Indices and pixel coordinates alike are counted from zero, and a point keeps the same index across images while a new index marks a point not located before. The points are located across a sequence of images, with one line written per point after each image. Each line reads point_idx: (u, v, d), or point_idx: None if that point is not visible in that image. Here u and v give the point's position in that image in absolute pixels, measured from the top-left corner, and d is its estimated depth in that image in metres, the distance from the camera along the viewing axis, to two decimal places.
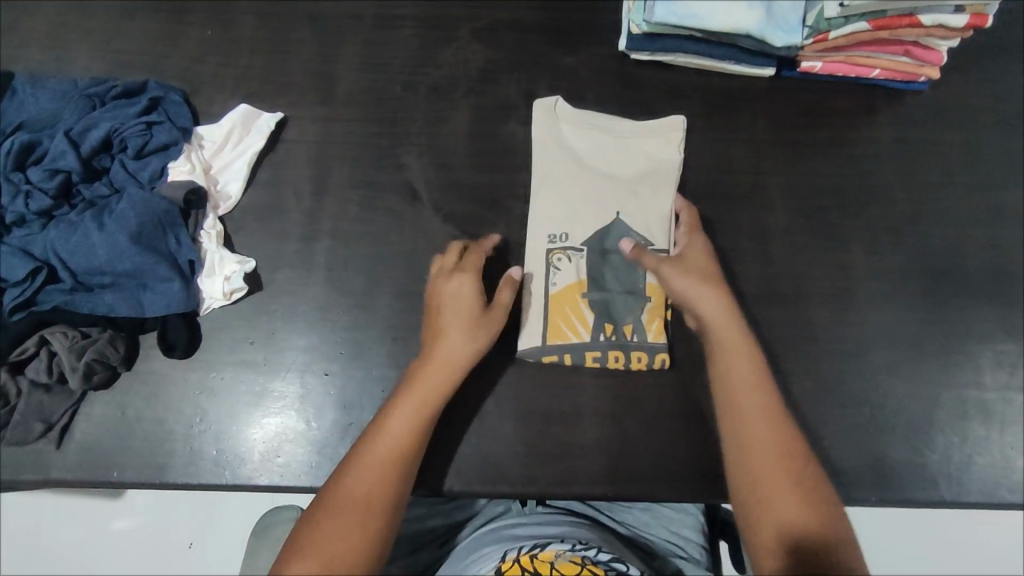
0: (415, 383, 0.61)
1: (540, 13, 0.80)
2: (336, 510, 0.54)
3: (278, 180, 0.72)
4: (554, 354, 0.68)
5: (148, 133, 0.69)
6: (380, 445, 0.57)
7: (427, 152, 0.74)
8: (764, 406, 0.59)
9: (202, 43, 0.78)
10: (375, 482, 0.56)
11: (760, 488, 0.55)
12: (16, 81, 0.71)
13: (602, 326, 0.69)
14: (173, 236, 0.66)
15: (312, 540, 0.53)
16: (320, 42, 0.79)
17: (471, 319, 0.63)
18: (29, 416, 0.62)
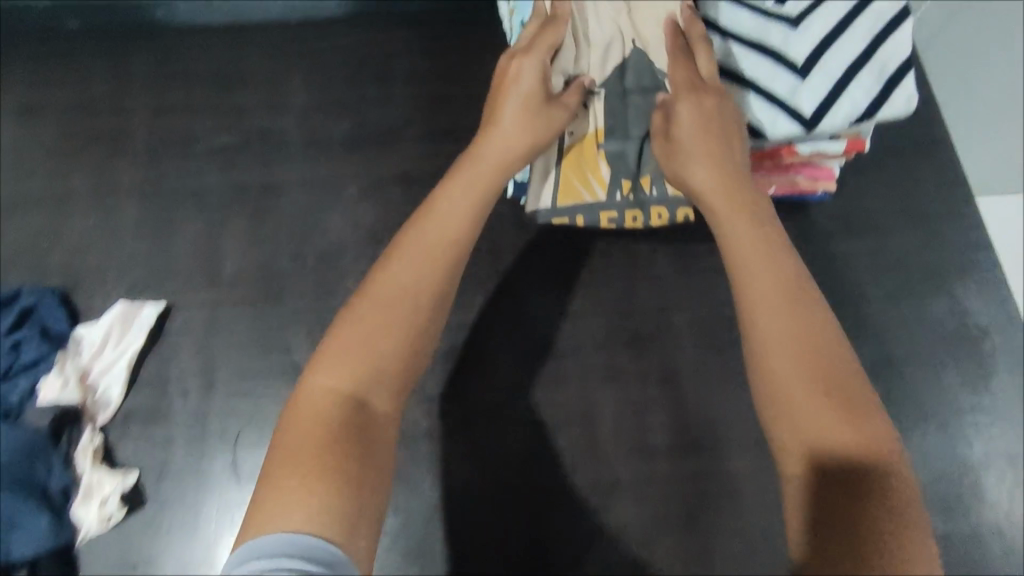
0: (468, 172, 0.57)
1: (429, 164, 0.80)
2: (375, 300, 0.48)
3: (162, 376, 0.69)
4: (568, 215, 0.67)
5: (16, 352, 0.67)
6: (430, 219, 0.53)
7: (318, 328, 0.72)
8: (829, 390, 0.44)
9: (83, 233, 0.76)
10: (421, 283, 0.50)
11: (780, 387, 0.44)
12: None
13: (620, 183, 0.66)
14: (43, 464, 0.62)
15: (356, 340, 0.47)
16: (205, 218, 0.77)
17: (536, 105, 0.60)
18: None
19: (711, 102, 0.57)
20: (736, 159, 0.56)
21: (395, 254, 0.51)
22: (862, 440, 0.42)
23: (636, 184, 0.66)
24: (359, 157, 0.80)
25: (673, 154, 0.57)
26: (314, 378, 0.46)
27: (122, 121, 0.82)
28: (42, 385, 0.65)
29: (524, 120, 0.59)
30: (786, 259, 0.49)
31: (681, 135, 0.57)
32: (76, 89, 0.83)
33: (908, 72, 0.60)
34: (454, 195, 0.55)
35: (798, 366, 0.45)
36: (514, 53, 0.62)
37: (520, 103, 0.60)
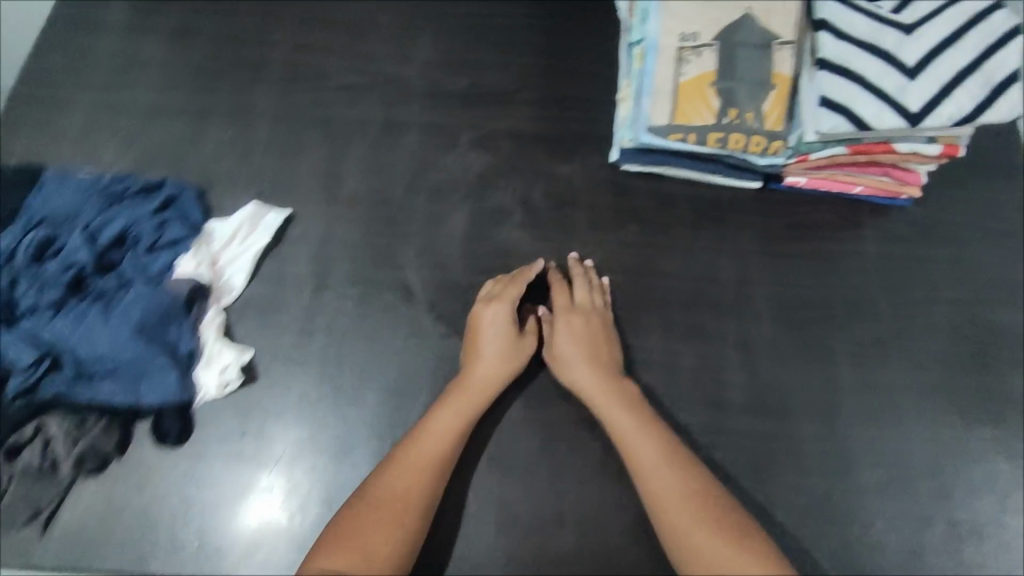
0: (450, 400, 0.67)
1: (536, 126, 0.86)
2: (373, 512, 0.60)
3: (281, 275, 0.76)
4: (679, 134, 0.75)
5: (161, 230, 0.74)
6: (422, 444, 0.64)
7: (424, 253, 0.78)
8: (684, 514, 0.60)
9: (220, 144, 0.83)
10: (411, 485, 0.62)
11: (695, 544, 0.59)
12: (44, 176, 0.77)
13: (726, 112, 0.74)
14: (177, 323, 0.69)
15: (352, 537, 0.59)
16: (331, 145, 0.84)
17: (518, 346, 0.70)
18: (21, 503, 0.64)
19: (598, 343, 0.72)
20: (646, 409, 0.68)
21: (385, 467, 0.63)
22: (734, 557, 0.57)
23: (741, 114, 0.73)
24: (474, 111, 0.87)
25: (555, 360, 0.71)
26: (314, 561, 0.57)
27: (264, 53, 0.89)
28: (180, 260, 0.72)
29: (500, 353, 0.69)
30: (652, 427, 0.66)
31: (563, 353, 0.71)
32: (228, 21, 0.91)
33: (1015, 84, 0.66)
34: (427, 438, 0.65)
35: (669, 506, 0.61)
36: (518, 276, 0.74)
37: (492, 326, 0.70)
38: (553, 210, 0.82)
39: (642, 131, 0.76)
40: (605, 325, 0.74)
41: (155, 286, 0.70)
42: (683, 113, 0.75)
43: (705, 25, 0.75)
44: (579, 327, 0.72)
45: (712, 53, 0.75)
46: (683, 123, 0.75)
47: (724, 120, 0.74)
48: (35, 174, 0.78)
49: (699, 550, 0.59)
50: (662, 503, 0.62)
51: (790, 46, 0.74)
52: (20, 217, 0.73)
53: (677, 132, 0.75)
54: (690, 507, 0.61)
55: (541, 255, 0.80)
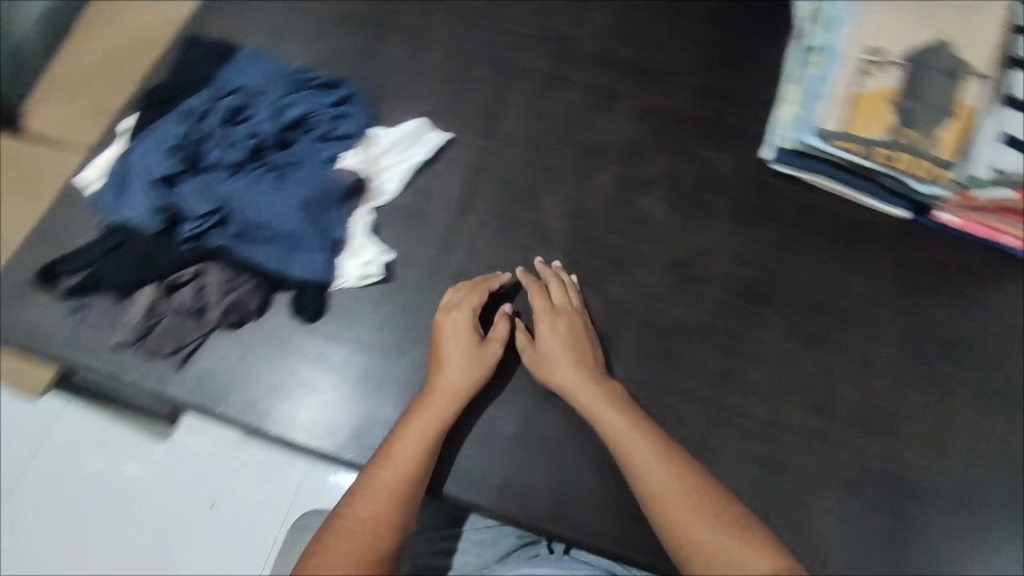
0: (418, 414, 0.64)
1: (695, 109, 0.87)
2: (342, 539, 0.56)
3: (430, 189, 0.79)
4: (845, 143, 0.76)
5: (335, 123, 0.78)
6: (388, 468, 0.60)
7: (566, 204, 0.80)
8: (680, 523, 0.58)
9: (394, 58, 0.87)
10: (382, 508, 0.58)
11: (699, 542, 0.57)
12: (237, 53, 0.83)
13: (901, 130, 0.74)
14: (334, 210, 0.73)
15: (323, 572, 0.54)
16: (496, 82, 0.87)
17: (481, 354, 0.68)
18: (166, 336, 0.68)
19: (577, 342, 0.70)
20: (637, 411, 0.66)
21: (356, 492, 0.59)
22: (739, 544, 0.56)
23: (916, 137, 0.74)
24: (637, 82, 0.89)
25: (542, 366, 0.69)
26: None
27: None
28: (346, 155, 0.77)
29: (465, 363, 0.67)
30: (647, 429, 0.64)
31: (549, 356, 0.69)
32: None
33: None
34: (398, 452, 0.62)
35: (670, 499, 0.59)
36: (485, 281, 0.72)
37: (448, 335, 0.68)
38: (697, 192, 0.83)
39: (810, 131, 0.78)
40: (584, 329, 0.72)
41: (321, 171, 0.73)
42: (855, 123, 0.76)
43: (894, 46, 0.77)
44: (559, 334, 0.70)
45: (898, 72, 0.76)
46: (854, 132, 0.76)
47: (898, 138, 0.74)
48: (230, 50, 0.83)
49: (703, 541, 0.56)
50: (665, 499, 0.59)
51: (981, 80, 0.74)
52: (213, 84, 0.79)
53: (843, 140, 0.76)
54: (687, 506, 0.59)
55: (677, 231, 0.81)
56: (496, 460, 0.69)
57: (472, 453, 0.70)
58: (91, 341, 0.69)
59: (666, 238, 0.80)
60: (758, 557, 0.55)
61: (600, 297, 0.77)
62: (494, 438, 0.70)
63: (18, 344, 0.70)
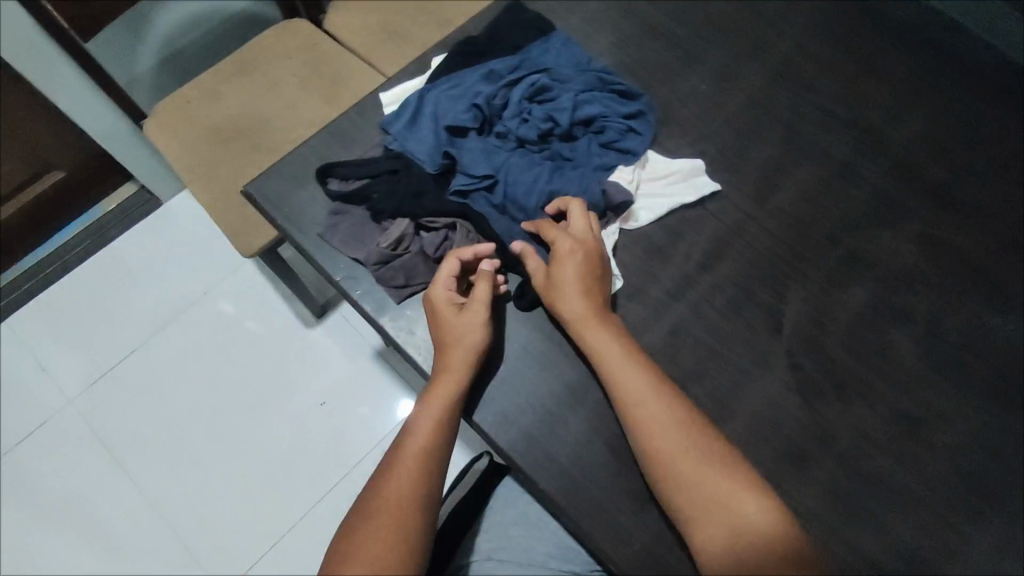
0: (429, 393, 0.66)
1: (989, 259, 0.77)
2: (372, 516, 0.58)
3: (680, 233, 0.77)
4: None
5: (622, 135, 0.78)
6: (408, 446, 0.63)
7: (808, 301, 0.75)
8: (669, 472, 0.59)
9: (693, 92, 0.86)
10: (405, 487, 0.60)
11: (687, 483, 0.58)
12: (555, 34, 0.85)
13: None
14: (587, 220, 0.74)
15: (350, 555, 0.56)
16: (784, 152, 0.83)
17: (457, 323, 0.67)
18: (400, 269, 0.71)
19: (581, 263, 0.68)
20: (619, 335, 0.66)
21: (383, 476, 0.62)
22: (730, 494, 0.57)
23: None
24: (935, 206, 0.80)
25: (552, 293, 0.68)
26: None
27: (772, 40, 0.90)
28: (619, 170, 0.77)
29: (452, 336, 0.67)
30: (640, 369, 0.64)
31: (562, 280, 0.67)
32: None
33: None
34: (414, 433, 0.64)
35: (658, 437, 0.60)
36: (477, 246, 0.70)
37: (454, 316, 0.67)
38: (957, 348, 0.74)
39: None
40: (591, 254, 0.69)
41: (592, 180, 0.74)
42: None
43: None
44: (576, 266, 0.68)
45: None
46: None
47: None
48: (550, 29, 0.86)
49: (692, 478, 0.58)
50: (651, 433, 0.60)
51: None
52: (527, 57, 0.83)
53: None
54: (687, 453, 0.59)
55: (919, 377, 0.72)
56: (646, 527, 0.64)
57: (625, 506, 0.65)
58: (336, 245, 0.73)
59: (906, 381, 0.72)
60: (751, 504, 0.56)
61: (808, 410, 0.70)
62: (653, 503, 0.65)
63: (277, 223, 0.76)
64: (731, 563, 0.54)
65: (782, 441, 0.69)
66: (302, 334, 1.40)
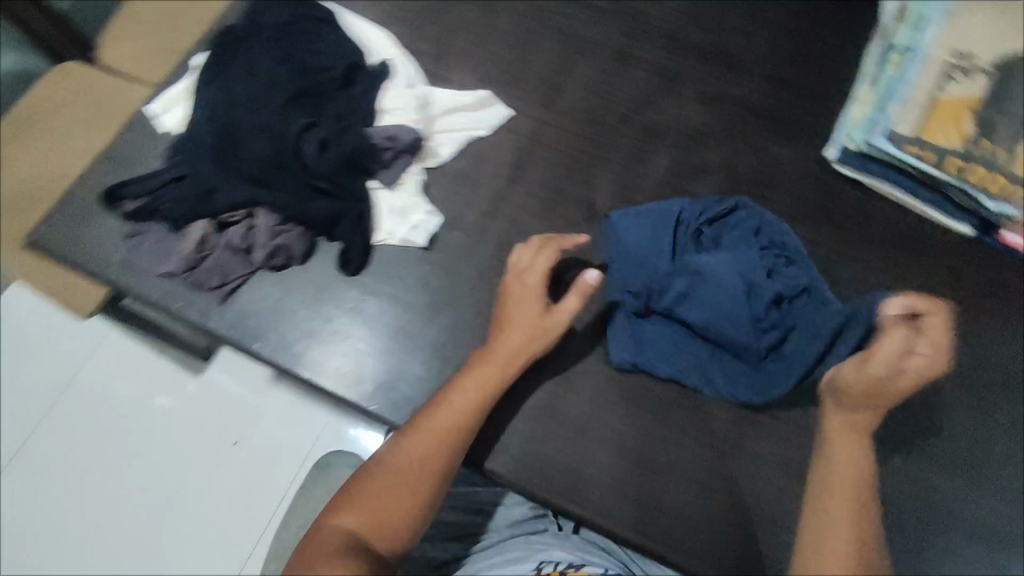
0: (474, 374, 0.65)
1: (762, 98, 0.83)
2: (389, 471, 0.61)
3: (483, 157, 0.79)
4: (917, 146, 0.75)
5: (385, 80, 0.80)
6: (438, 418, 0.63)
7: (616, 181, 0.78)
8: (841, 498, 0.59)
9: (464, 22, 0.86)
10: (428, 454, 0.62)
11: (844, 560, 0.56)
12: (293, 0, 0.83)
13: (976, 140, 0.73)
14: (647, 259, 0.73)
15: (359, 496, 0.60)
16: (562, 55, 0.84)
17: (541, 325, 0.67)
18: (213, 270, 0.70)
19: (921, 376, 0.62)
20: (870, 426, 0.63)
21: (407, 434, 0.63)
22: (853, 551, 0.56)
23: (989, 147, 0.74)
24: (707, 66, 0.84)
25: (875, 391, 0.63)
26: (332, 517, 0.60)
27: None
28: (382, 116, 0.77)
29: (524, 330, 0.67)
30: (858, 456, 0.61)
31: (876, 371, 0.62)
32: None
33: None
34: (447, 410, 0.63)
35: (850, 517, 0.58)
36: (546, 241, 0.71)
37: (529, 314, 0.67)
38: (753, 186, 0.79)
39: (881, 130, 0.77)
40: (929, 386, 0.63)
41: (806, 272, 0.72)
42: (934, 133, 0.75)
43: (978, 47, 0.74)
44: (863, 372, 0.63)
45: (974, 74, 0.74)
46: (938, 141, 0.74)
47: (972, 149, 0.73)
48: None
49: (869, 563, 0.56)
50: (845, 512, 0.58)
51: None
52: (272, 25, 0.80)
53: (916, 145, 0.75)
54: (847, 495, 0.59)
55: None
56: (516, 431, 0.70)
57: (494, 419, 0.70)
58: (143, 267, 0.71)
59: None
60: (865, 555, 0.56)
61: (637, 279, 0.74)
62: (516, 406, 0.70)
63: (77, 264, 0.73)
64: None
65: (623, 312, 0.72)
66: (143, 384, 1.13)
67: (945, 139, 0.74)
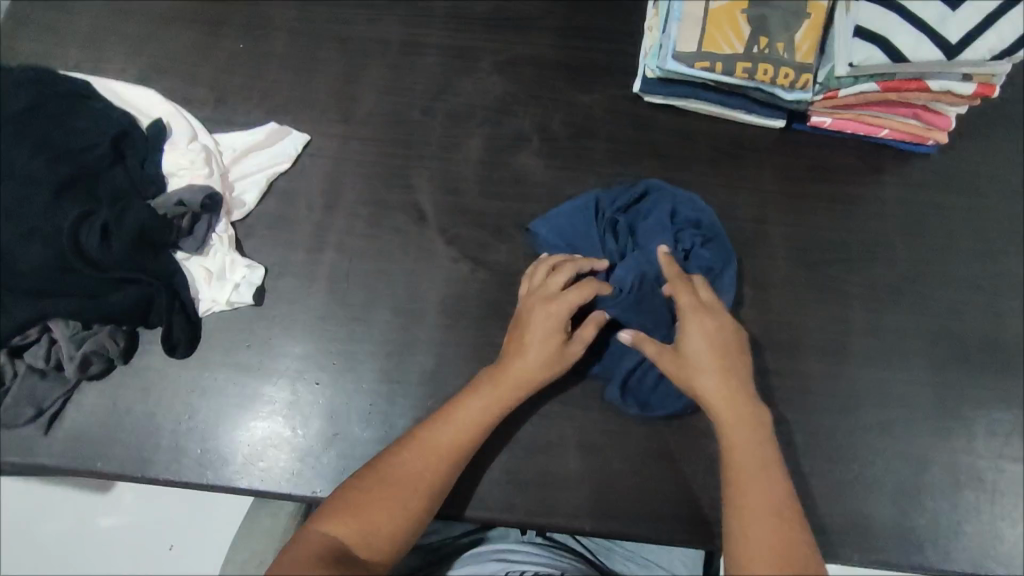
0: (494, 382, 0.61)
1: (559, 52, 0.81)
2: (386, 479, 0.55)
3: (293, 192, 0.74)
4: (707, 62, 0.71)
5: (151, 140, 0.71)
6: (447, 431, 0.58)
7: (436, 176, 0.75)
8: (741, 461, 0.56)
9: (233, 55, 0.79)
10: (431, 466, 0.56)
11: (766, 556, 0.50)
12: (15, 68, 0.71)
13: (757, 40, 0.71)
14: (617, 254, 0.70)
15: (357, 503, 0.54)
16: (347, 63, 0.79)
17: (560, 352, 0.61)
18: (21, 401, 0.63)
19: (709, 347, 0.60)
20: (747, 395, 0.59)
21: (405, 445, 0.57)
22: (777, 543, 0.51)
23: (771, 45, 0.71)
24: (495, 36, 0.81)
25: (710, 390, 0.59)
26: (321, 524, 0.52)
27: None
28: (172, 181, 0.71)
29: (546, 354, 0.61)
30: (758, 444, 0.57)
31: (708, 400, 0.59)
32: None
33: None
34: (448, 423, 0.59)
35: (760, 509, 0.53)
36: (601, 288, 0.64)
37: (545, 342, 0.61)
38: (573, 140, 0.78)
39: (667, 56, 0.72)
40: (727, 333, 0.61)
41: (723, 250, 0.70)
42: (719, 44, 0.71)
43: None
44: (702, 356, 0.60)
45: None
46: (724, 51, 0.71)
47: (756, 50, 0.71)
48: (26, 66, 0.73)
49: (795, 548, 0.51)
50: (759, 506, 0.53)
51: None
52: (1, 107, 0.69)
53: (704, 59, 0.71)
54: (761, 489, 0.54)
55: (554, 184, 0.76)
56: None
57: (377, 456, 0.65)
58: None
59: (549, 193, 0.76)
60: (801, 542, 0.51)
61: (483, 269, 0.72)
62: (393, 434, 0.66)
63: None
64: None
65: (477, 306, 0.70)
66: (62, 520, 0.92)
67: (731, 48, 0.71)
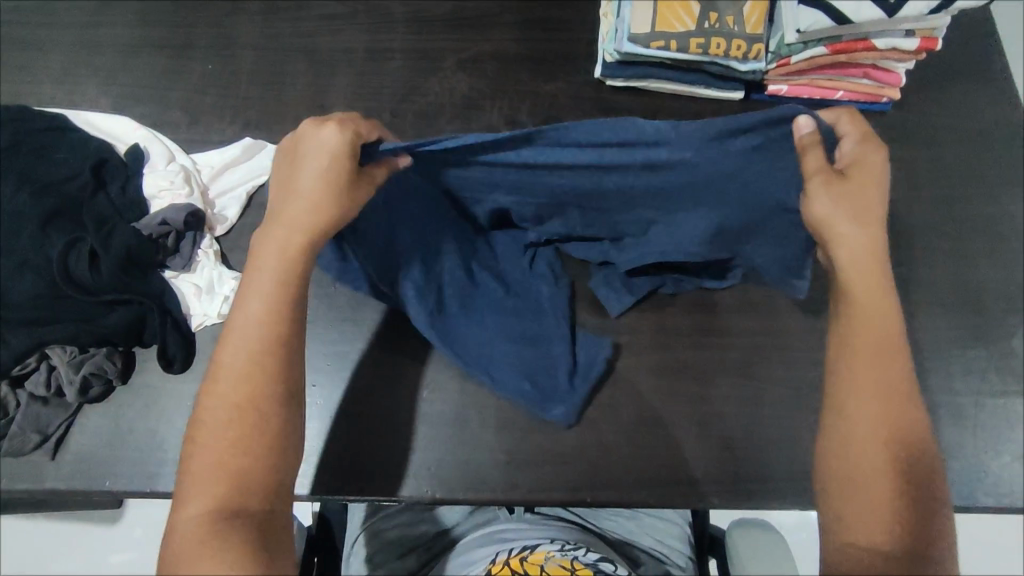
0: (274, 253, 0.58)
1: (520, 45, 0.83)
2: (209, 431, 0.55)
3: None
4: (661, 41, 0.74)
5: (132, 165, 0.73)
6: (242, 345, 0.56)
7: None
8: (854, 368, 0.58)
9: (203, 76, 0.81)
10: (240, 395, 0.55)
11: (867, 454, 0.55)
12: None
13: (707, 16, 0.73)
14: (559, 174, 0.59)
15: (198, 473, 0.54)
16: (315, 74, 0.81)
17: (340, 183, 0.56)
18: (26, 428, 0.65)
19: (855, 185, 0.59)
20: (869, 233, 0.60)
21: (210, 393, 0.56)
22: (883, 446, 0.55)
23: (721, 19, 0.73)
24: (455, 35, 0.83)
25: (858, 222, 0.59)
26: (180, 511, 0.53)
27: None
28: (152, 203, 0.72)
29: (323, 190, 0.56)
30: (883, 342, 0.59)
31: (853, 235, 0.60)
32: None
33: None
34: (237, 339, 0.57)
35: (866, 413, 0.56)
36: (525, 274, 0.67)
37: (317, 174, 0.57)
38: (540, 128, 0.80)
39: (623, 39, 0.75)
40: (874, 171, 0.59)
41: (767, 201, 0.60)
42: (671, 23, 0.73)
43: None
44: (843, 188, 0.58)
45: None
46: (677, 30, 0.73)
47: (708, 26, 0.73)
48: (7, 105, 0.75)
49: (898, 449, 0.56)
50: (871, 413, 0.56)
51: None
52: None
53: (659, 39, 0.74)
54: (874, 395, 0.57)
55: None
56: (404, 449, 0.67)
57: (378, 450, 0.67)
58: None
59: None
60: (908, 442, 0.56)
61: None
62: (392, 427, 0.68)
63: None
64: (862, 510, 0.54)
65: None
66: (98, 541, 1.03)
67: (683, 25, 0.73)
